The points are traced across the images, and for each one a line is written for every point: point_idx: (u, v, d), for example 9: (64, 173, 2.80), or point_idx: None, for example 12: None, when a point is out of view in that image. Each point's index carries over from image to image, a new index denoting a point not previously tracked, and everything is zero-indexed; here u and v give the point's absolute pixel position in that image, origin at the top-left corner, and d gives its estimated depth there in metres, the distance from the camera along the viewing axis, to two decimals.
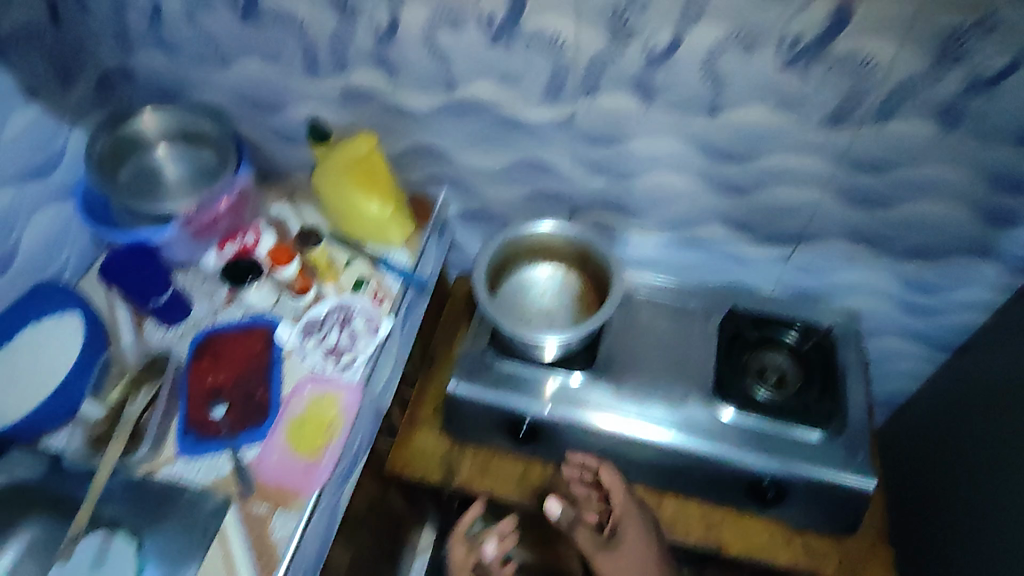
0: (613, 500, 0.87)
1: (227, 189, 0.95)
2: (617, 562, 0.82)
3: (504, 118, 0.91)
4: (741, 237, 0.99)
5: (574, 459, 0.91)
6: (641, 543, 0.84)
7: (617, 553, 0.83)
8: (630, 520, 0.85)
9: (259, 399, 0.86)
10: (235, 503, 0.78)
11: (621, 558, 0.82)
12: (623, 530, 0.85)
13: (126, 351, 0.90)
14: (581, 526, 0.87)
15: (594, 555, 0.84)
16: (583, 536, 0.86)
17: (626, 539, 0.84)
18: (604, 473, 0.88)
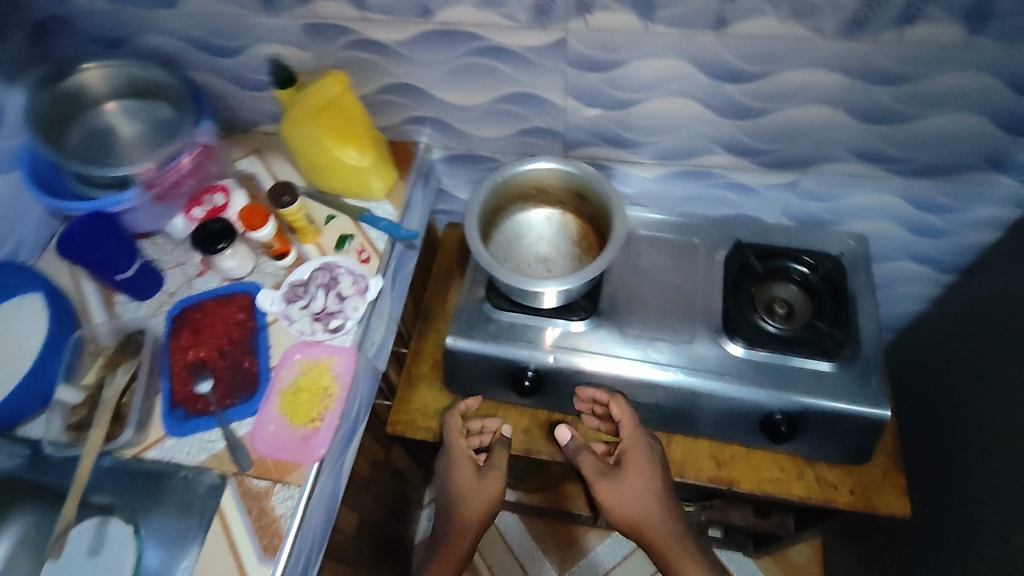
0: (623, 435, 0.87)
1: (189, 147, 0.87)
2: (619, 491, 0.85)
3: (488, 46, 0.83)
4: (745, 164, 0.92)
5: (585, 391, 0.91)
6: (645, 475, 0.85)
7: (620, 484, 0.85)
8: (637, 451, 0.86)
9: (247, 370, 0.81)
10: (232, 480, 0.75)
11: (622, 487, 0.85)
12: (629, 461, 0.86)
13: (99, 329, 0.83)
14: (585, 451, 0.89)
15: (594, 480, 0.87)
16: (587, 460, 0.88)
17: (630, 471, 0.86)
18: (615, 407, 0.88)
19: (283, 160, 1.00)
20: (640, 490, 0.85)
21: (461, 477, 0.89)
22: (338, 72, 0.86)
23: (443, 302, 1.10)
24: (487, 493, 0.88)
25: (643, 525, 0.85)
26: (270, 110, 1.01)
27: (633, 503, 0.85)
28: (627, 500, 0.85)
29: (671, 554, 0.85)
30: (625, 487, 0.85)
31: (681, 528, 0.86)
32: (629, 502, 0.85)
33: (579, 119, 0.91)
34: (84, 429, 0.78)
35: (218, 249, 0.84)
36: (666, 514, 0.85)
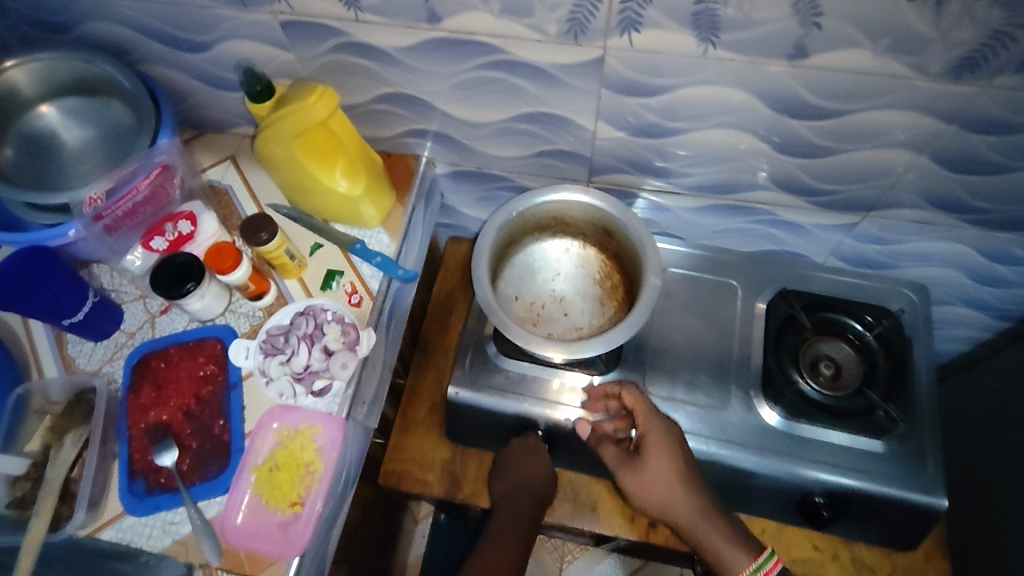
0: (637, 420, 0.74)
1: (146, 165, 0.73)
2: (642, 479, 0.71)
3: (508, 61, 0.68)
4: (799, 203, 0.81)
5: (595, 389, 0.79)
6: (667, 456, 0.71)
7: (642, 471, 0.71)
8: (657, 435, 0.72)
9: (218, 437, 0.70)
10: (200, 571, 0.65)
11: (644, 477, 0.71)
12: (647, 445, 0.72)
13: (47, 384, 0.72)
14: (606, 441, 0.75)
15: (617, 472, 0.73)
16: (609, 451, 0.74)
17: (651, 456, 0.71)
18: (626, 396, 0.75)
19: (262, 171, 0.86)
20: (660, 475, 0.70)
21: (530, 468, 0.83)
22: (326, 88, 0.70)
23: (443, 331, 0.99)
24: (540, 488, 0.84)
25: (670, 512, 0.71)
26: (245, 113, 0.86)
27: (659, 491, 0.71)
28: (654, 490, 0.71)
29: (711, 542, 0.69)
30: (649, 476, 0.71)
31: (720, 512, 0.71)
32: (655, 491, 0.71)
33: (609, 144, 0.78)
34: (28, 507, 0.67)
35: (183, 291, 0.71)
36: (690, 495, 0.70)
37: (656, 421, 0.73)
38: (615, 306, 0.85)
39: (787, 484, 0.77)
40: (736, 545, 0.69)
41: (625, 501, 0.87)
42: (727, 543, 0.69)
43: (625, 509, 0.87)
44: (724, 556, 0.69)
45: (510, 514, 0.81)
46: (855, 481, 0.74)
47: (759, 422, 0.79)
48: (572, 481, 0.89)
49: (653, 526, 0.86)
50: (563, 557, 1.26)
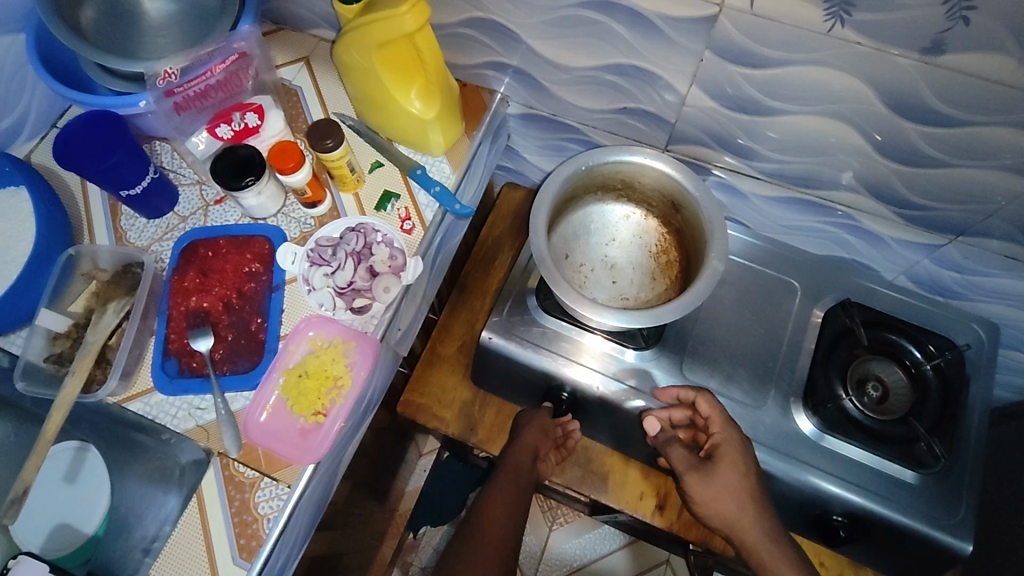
0: (712, 427, 0.72)
1: (224, 48, 0.73)
2: (709, 486, 0.70)
3: (613, 4, 0.64)
4: (883, 212, 0.77)
5: (667, 393, 0.77)
6: (739, 470, 0.69)
7: (711, 478, 0.70)
8: (733, 446, 0.71)
9: (254, 335, 0.71)
10: (216, 459, 0.65)
11: (713, 484, 0.69)
12: (720, 454, 0.71)
13: (96, 251, 0.72)
14: (675, 442, 0.74)
15: (683, 474, 0.72)
16: (677, 452, 0.73)
17: (724, 464, 0.70)
18: (702, 403, 0.73)
19: (334, 78, 0.84)
20: (730, 483, 0.69)
21: (530, 436, 0.80)
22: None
23: (483, 275, 0.97)
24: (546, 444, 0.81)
25: (737, 526, 0.68)
26: (326, 15, 0.83)
27: (726, 501, 0.69)
28: (720, 499, 0.69)
29: (772, 566, 0.65)
30: (718, 484, 0.69)
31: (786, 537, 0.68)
32: (722, 502, 0.69)
33: (697, 113, 0.74)
34: (65, 365, 0.69)
35: (241, 185, 0.70)
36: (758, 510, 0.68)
37: (730, 428, 0.72)
38: (666, 284, 0.83)
39: (807, 493, 0.76)
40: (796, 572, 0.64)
41: (638, 479, 0.87)
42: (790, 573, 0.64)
43: (637, 486, 0.87)
44: None
45: (504, 471, 0.77)
46: (880, 507, 0.73)
47: (792, 427, 0.77)
48: (587, 447, 0.88)
49: (661, 508, 0.86)
50: (553, 518, 1.27)
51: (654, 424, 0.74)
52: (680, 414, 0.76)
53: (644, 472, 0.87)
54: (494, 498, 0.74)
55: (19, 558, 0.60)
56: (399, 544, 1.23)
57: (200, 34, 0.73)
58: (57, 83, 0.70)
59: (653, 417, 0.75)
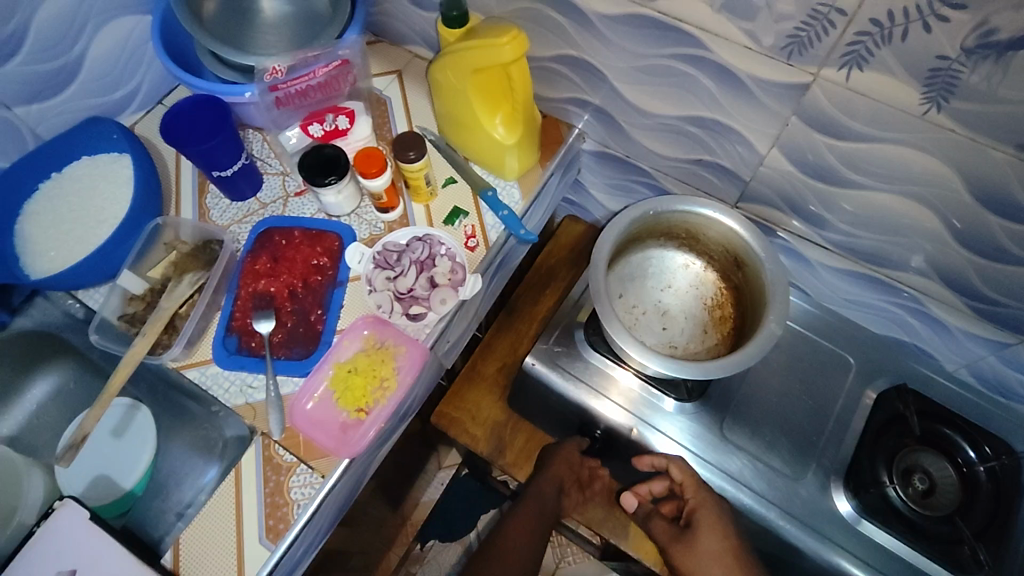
0: (686, 493, 0.74)
1: (329, 55, 0.77)
2: (694, 554, 0.71)
3: (705, 60, 0.66)
4: (954, 301, 0.74)
5: (641, 460, 0.76)
6: (717, 532, 0.71)
7: (694, 545, 0.71)
8: (708, 509, 0.72)
9: (313, 325, 0.73)
10: (258, 437, 0.67)
11: (694, 550, 0.71)
12: (697, 519, 0.72)
13: (180, 223, 0.77)
14: (654, 515, 0.77)
15: (668, 546, 0.74)
16: (659, 525, 0.76)
17: (703, 530, 0.71)
18: (675, 470, 0.74)
19: (423, 94, 0.88)
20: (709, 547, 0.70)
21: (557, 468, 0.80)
22: (518, 32, 0.68)
23: (533, 301, 0.98)
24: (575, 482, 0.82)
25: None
26: (424, 34, 0.87)
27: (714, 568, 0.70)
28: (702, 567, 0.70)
29: None
30: (699, 551, 0.70)
31: None
32: (708, 568, 0.70)
33: (773, 174, 0.74)
34: (135, 325, 0.72)
35: (324, 183, 0.73)
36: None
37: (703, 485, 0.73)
38: (717, 338, 0.82)
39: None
40: None
41: None
42: None
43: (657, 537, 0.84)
44: None
45: (522, 501, 0.78)
46: None
47: (828, 506, 0.75)
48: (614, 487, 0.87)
49: None
50: (561, 556, 1.25)
51: (630, 501, 0.78)
52: (659, 486, 0.78)
53: None
54: (511, 529, 0.76)
55: (63, 500, 0.63)
56: (406, 552, 1.24)
57: (307, 38, 0.78)
58: (174, 65, 0.75)
59: (630, 493, 0.78)
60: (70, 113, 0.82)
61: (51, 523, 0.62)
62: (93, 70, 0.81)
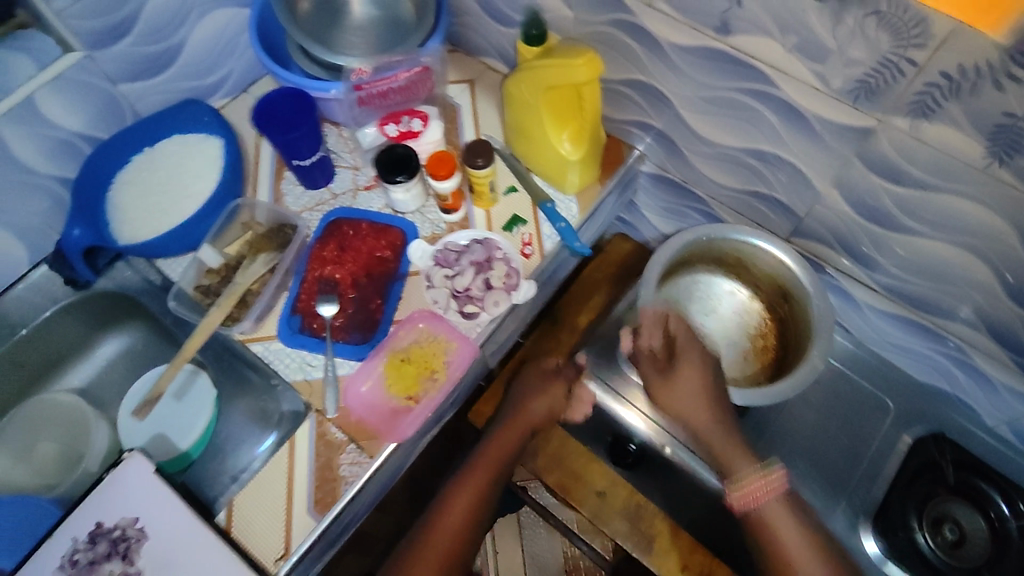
0: (681, 344, 0.79)
1: (410, 61, 0.82)
2: (673, 390, 0.76)
3: (773, 97, 0.68)
4: (1002, 356, 0.73)
5: (645, 315, 0.78)
6: (699, 374, 0.76)
7: (673, 382, 0.76)
8: (694, 355, 0.78)
9: (371, 313, 0.77)
10: (313, 414, 0.72)
11: (674, 387, 0.76)
12: (682, 359, 0.78)
13: (256, 205, 0.81)
14: (642, 353, 0.80)
15: (651, 386, 0.78)
16: (645, 360, 0.80)
17: (686, 367, 0.77)
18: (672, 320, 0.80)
19: (492, 104, 0.92)
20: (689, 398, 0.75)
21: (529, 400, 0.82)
22: (595, 57, 0.70)
23: (576, 311, 1.00)
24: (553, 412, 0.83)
25: (729, 467, 0.71)
26: (499, 47, 0.91)
27: (688, 401, 0.75)
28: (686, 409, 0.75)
29: (727, 458, 0.72)
30: (678, 387, 0.76)
31: (739, 435, 0.74)
32: (682, 400, 0.75)
33: (828, 212, 0.76)
34: (209, 297, 0.77)
35: (394, 180, 0.78)
36: (695, 389, 0.75)
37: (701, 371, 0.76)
38: (757, 368, 0.84)
39: None
40: (754, 465, 0.71)
41: (684, 549, 0.81)
42: (752, 470, 0.70)
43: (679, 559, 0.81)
44: (739, 474, 0.71)
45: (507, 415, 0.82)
46: None
47: (854, 544, 0.79)
48: (640, 503, 0.84)
49: None
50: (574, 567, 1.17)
51: (626, 340, 0.83)
52: (655, 337, 0.80)
53: (691, 545, 0.81)
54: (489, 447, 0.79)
55: (130, 453, 0.68)
56: None
57: (389, 42, 0.83)
58: (269, 58, 0.82)
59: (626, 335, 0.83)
60: (166, 94, 0.88)
61: (118, 472, 0.67)
62: (191, 57, 0.86)
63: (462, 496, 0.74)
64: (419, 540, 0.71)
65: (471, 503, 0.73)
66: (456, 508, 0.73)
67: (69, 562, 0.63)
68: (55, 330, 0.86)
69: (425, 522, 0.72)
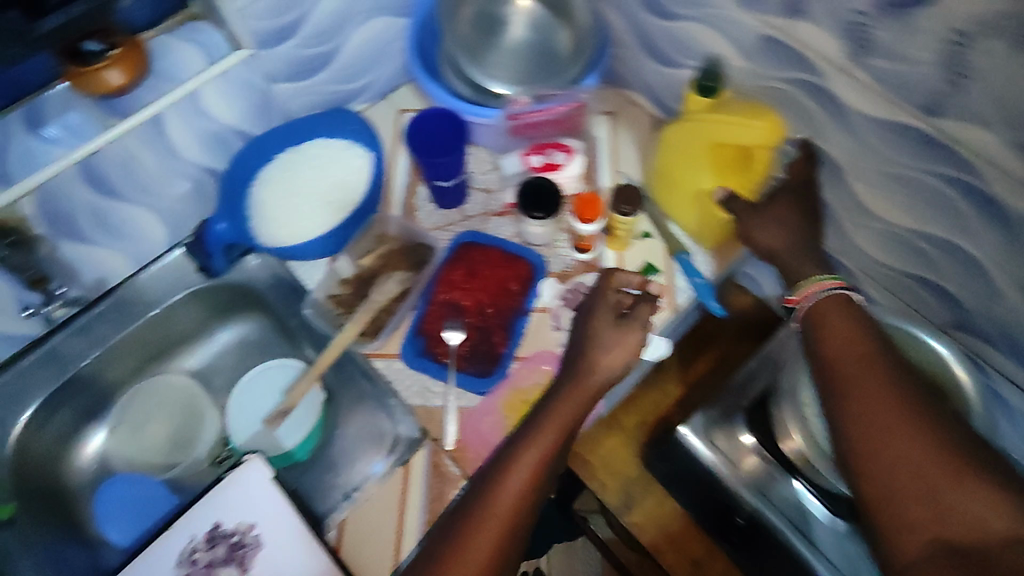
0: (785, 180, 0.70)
1: (569, 95, 0.81)
2: (762, 219, 0.66)
3: (970, 186, 0.62)
4: None
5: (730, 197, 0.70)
6: (794, 205, 0.67)
7: (764, 211, 0.67)
8: (792, 194, 0.68)
9: (495, 346, 0.76)
10: (429, 443, 0.71)
11: (766, 216, 0.66)
12: (778, 195, 0.68)
13: (392, 220, 0.82)
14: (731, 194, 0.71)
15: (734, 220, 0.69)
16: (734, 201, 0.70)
17: (780, 202, 0.67)
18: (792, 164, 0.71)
19: (633, 141, 0.89)
20: (850, 330, 0.53)
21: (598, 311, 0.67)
22: (779, 120, 0.67)
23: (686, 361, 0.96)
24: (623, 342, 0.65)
25: (821, 323, 0.55)
26: (650, 84, 0.88)
27: (778, 231, 0.65)
28: (846, 347, 0.52)
29: (899, 435, 0.46)
30: (771, 215, 0.66)
31: (935, 398, 0.48)
32: (776, 233, 0.65)
33: (1004, 313, 0.69)
34: (341, 307, 0.79)
35: (535, 216, 0.77)
36: (859, 319, 0.54)
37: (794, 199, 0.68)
38: None
39: None
40: (933, 441, 0.45)
41: None
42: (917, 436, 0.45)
43: None
44: (911, 442, 0.45)
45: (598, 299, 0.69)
46: None
47: None
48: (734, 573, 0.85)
49: None
50: None
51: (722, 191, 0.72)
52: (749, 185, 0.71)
53: None
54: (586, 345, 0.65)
55: (251, 456, 0.69)
56: None
57: (543, 72, 0.83)
58: (429, 78, 0.83)
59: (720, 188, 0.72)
60: (313, 96, 0.88)
61: (239, 473, 0.68)
62: (343, 62, 0.87)
63: (530, 448, 0.59)
64: (479, 505, 0.57)
65: (540, 455, 0.59)
66: (523, 461, 0.59)
67: (189, 558, 0.65)
68: (181, 314, 0.88)
69: (487, 476, 0.59)
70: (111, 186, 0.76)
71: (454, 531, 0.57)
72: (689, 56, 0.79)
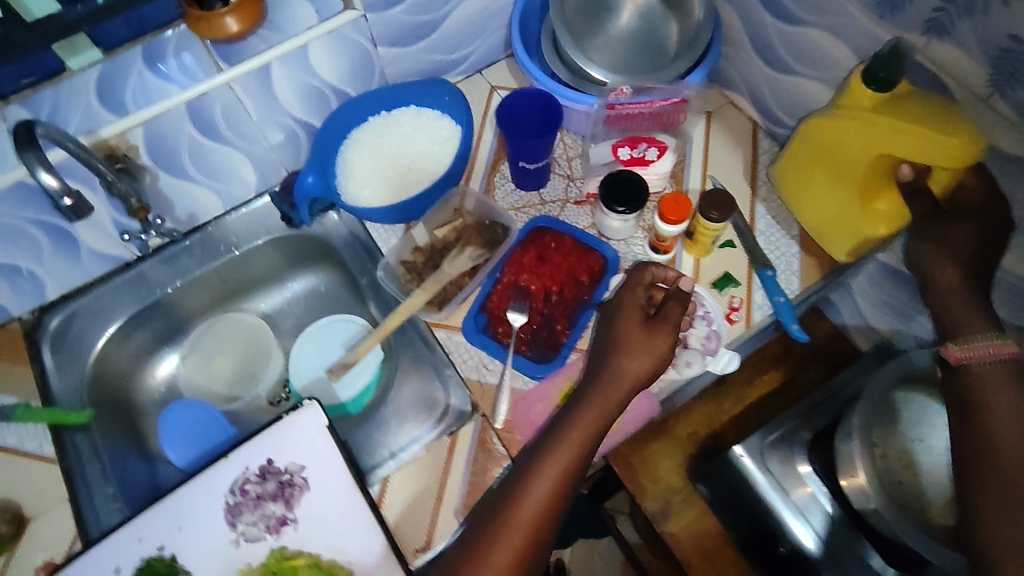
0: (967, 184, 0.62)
1: (671, 91, 0.79)
2: (940, 248, 0.63)
3: None
4: None
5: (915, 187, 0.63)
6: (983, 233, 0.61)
7: (945, 237, 0.62)
8: (976, 222, 0.62)
9: (557, 334, 0.76)
10: (478, 418, 0.72)
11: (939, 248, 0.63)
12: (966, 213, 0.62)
13: (469, 194, 0.82)
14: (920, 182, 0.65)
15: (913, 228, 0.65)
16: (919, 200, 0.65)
17: (965, 228, 0.62)
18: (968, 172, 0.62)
19: (726, 144, 0.87)
20: (1014, 408, 0.54)
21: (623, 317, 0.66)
22: (972, 140, 0.58)
23: None
24: (650, 348, 0.63)
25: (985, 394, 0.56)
26: (755, 89, 0.85)
27: (950, 263, 0.62)
28: (1005, 420, 0.54)
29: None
30: (948, 247, 0.62)
31: None
32: (944, 261, 0.62)
33: None
34: (412, 273, 0.81)
35: (616, 210, 0.75)
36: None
37: (976, 223, 0.62)
38: None
39: None
40: None
41: None
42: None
43: None
44: None
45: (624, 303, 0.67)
46: None
47: None
48: None
49: None
50: None
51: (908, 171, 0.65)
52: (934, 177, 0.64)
53: None
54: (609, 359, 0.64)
55: (309, 401, 0.71)
56: None
57: (646, 65, 0.82)
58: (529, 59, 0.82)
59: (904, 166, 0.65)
60: (412, 62, 0.89)
61: (296, 416, 0.71)
62: (445, 32, 0.86)
63: (552, 463, 0.59)
64: (502, 508, 0.58)
65: (562, 472, 0.59)
66: (543, 477, 0.59)
67: (240, 488, 0.68)
68: (259, 257, 0.91)
69: (511, 484, 0.60)
70: (216, 128, 0.79)
71: (474, 539, 0.58)
72: (808, 64, 0.75)
